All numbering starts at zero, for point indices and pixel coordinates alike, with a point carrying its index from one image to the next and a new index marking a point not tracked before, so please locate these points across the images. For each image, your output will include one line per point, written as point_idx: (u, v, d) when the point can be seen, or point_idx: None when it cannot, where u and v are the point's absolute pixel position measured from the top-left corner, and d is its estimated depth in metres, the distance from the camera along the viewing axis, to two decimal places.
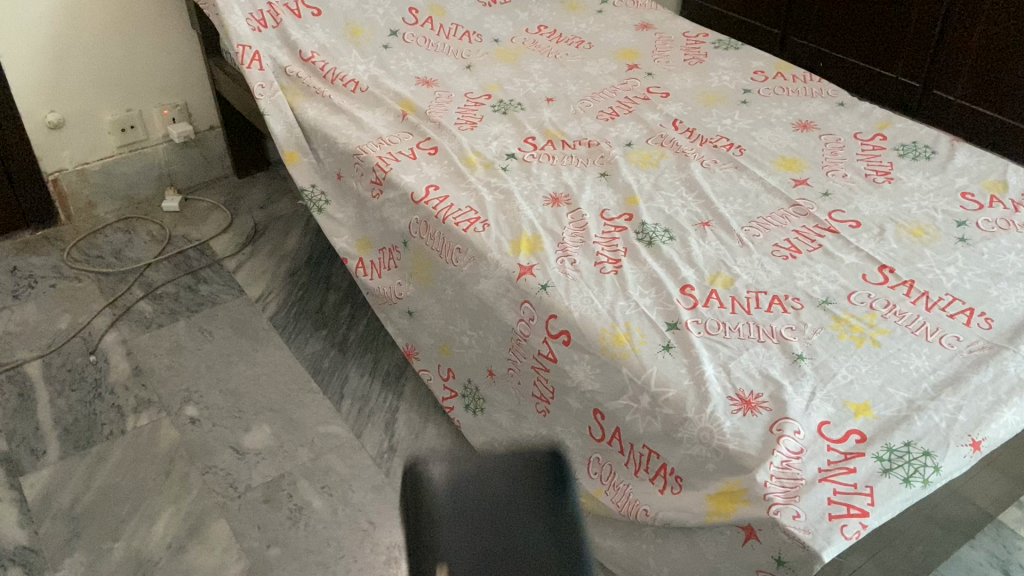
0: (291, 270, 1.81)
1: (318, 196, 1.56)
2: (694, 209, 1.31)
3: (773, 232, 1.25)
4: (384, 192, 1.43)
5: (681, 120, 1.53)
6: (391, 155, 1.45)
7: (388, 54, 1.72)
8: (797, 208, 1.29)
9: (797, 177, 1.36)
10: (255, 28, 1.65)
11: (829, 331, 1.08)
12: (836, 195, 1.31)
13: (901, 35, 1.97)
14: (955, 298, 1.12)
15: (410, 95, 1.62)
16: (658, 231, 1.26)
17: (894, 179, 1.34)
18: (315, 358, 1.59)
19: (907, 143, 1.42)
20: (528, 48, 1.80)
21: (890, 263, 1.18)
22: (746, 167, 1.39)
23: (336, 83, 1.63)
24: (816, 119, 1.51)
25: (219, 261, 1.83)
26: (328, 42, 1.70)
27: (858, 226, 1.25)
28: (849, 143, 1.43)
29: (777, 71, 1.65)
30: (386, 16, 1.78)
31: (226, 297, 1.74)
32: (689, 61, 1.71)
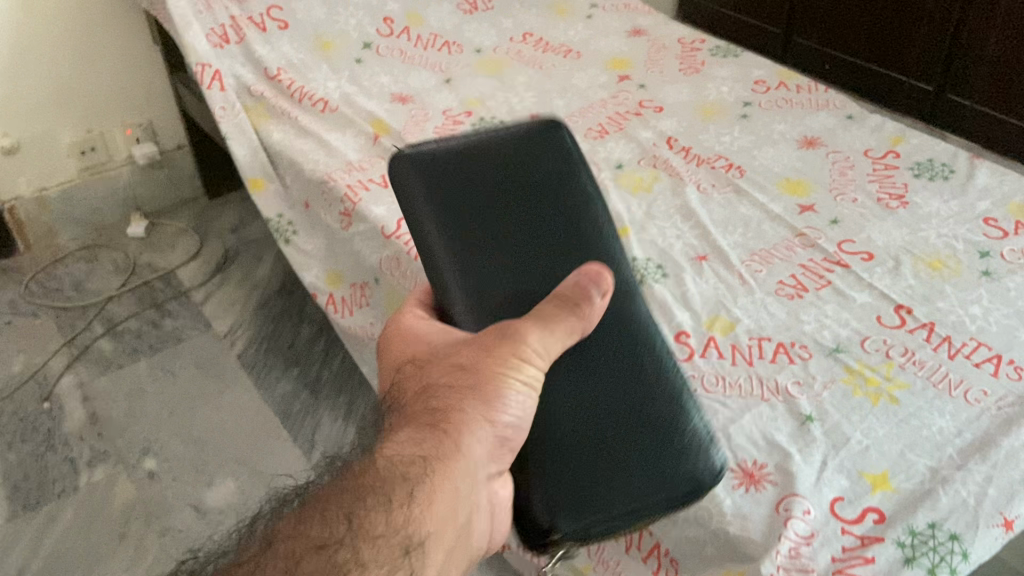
0: (262, 301, 1.70)
1: (285, 226, 1.44)
2: (691, 241, 1.19)
3: (777, 267, 1.13)
4: (354, 224, 1.32)
5: (676, 137, 1.41)
6: (361, 185, 1.34)
7: (361, 68, 1.61)
8: (804, 238, 1.18)
9: (803, 203, 1.24)
10: (217, 45, 1.54)
11: (841, 386, 0.96)
12: (847, 222, 1.19)
13: (912, 36, 1.85)
14: (980, 344, 1.00)
15: (383, 114, 1.50)
16: (650, 268, 1.14)
17: (910, 204, 1.22)
18: (285, 401, 1.48)
19: (922, 162, 1.30)
20: (512, 57, 1.68)
21: (907, 302, 1.06)
22: (746, 192, 1.27)
23: (304, 102, 1.51)
24: (823, 134, 1.38)
25: (186, 292, 1.73)
26: (296, 57, 1.59)
27: (871, 258, 1.13)
28: (859, 162, 1.31)
29: (779, 81, 1.53)
30: (359, 27, 1.67)
31: (192, 332, 1.64)
32: (685, 70, 1.59)
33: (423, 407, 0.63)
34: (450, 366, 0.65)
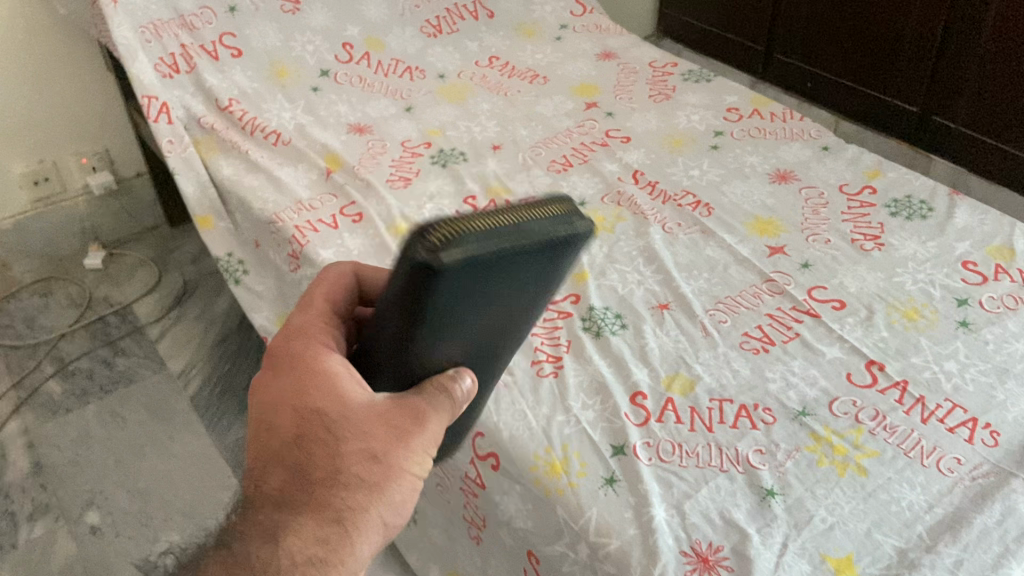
0: (219, 338, 1.64)
1: (235, 266, 1.37)
2: (653, 287, 1.13)
3: (743, 316, 1.07)
4: (302, 267, 1.26)
5: (642, 171, 1.35)
6: (310, 225, 1.28)
7: (317, 97, 1.55)
8: (772, 284, 1.11)
9: (773, 244, 1.18)
10: (166, 75, 1.48)
11: (806, 455, 0.89)
12: (818, 266, 1.13)
13: (895, 56, 1.79)
14: (956, 405, 0.93)
15: (339, 146, 1.45)
16: (609, 318, 1.08)
17: (885, 245, 1.15)
18: (239, 447, 1.42)
19: (900, 198, 1.23)
20: (476, 83, 1.61)
21: (880, 358, 0.99)
22: (713, 232, 1.20)
23: (256, 135, 1.46)
24: (796, 168, 1.32)
25: (141, 328, 1.67)
26: (250, 87, 1.53)
27: (842, 306, 1.07)
28: (833, 199, 1.25)
29: (752, 108, 1.47)
30: (316, 53, 1.61)
31: (145, 372, 1.58)
32: (655, 97, 1.53)
33: (324, 493, 0.55)
34: (360, 452, 0.55)
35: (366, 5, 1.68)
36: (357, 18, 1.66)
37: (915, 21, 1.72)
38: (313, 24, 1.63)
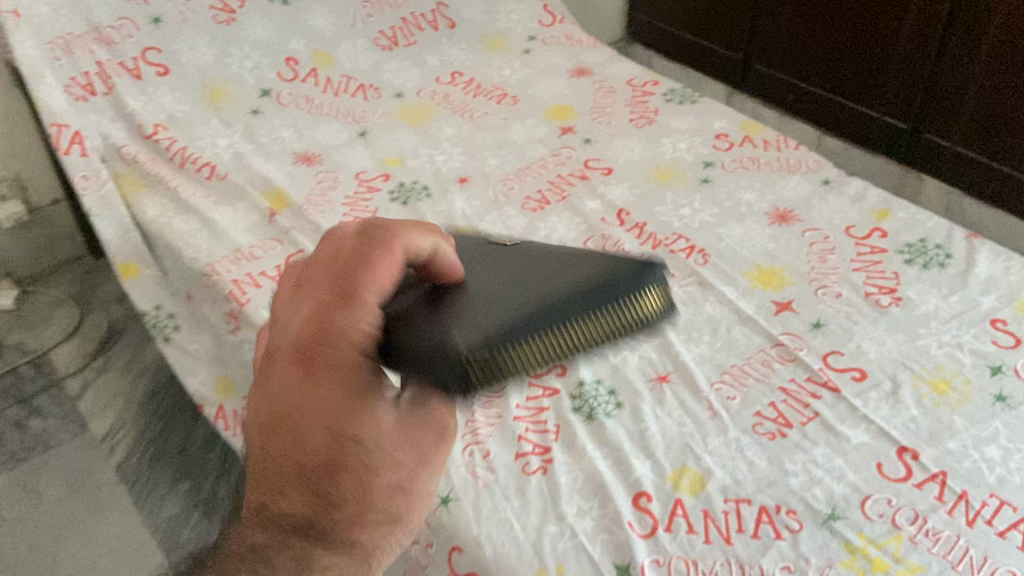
0: (149, 393, 1.47)
1: (164, 321, 1.20)
2: (649, 354, 0.99)
3: (753, 391, 0.93)
4: (241, 329, 1.09)
5: (627, 210, 1.22)
6: (250, 279, 1.11)
7: (258, 122, 1.38)
8: (783, 349, 0.98)
9: (780, 298, 1.05)
10: (80, 98, 1.29)
11: (841, 572, 0.76)
12: (831, 326, 1.00)
13: (886, 70, 1.69)
14: (1003, 502, 0.81)
15: (284, 181, 1.28)
16: (600, 395, 0.94)
17: (903, 300, 1.03)
18: (172, 526, 1.24)
19: (913, 242, 1.11)
20: (437, 103, 1.46)
21: (913, 444, 0.87)
22: (712, 284, 1.07)
23: (187, 168, 1.28)
24: (796, 206, 1.20)
25: (59, 382, 1.49)
26: (178, 110, 1.34)
27: (862, 377, 0.94)
28: (841, 243, 1.12)
29: (744, 135, 1.34)
30: (256, 70, 1.43)
31: (63, 437, 1.40)
32: (636, 120, 1.39)
33: (331, 506, 0.49)
34: (388, 486, 0.50)
35: (312, 14, 1.51)
36: (301, 29, 1.49)
37: (909, 33, 1.61)
38: (251, 37, 1.45)
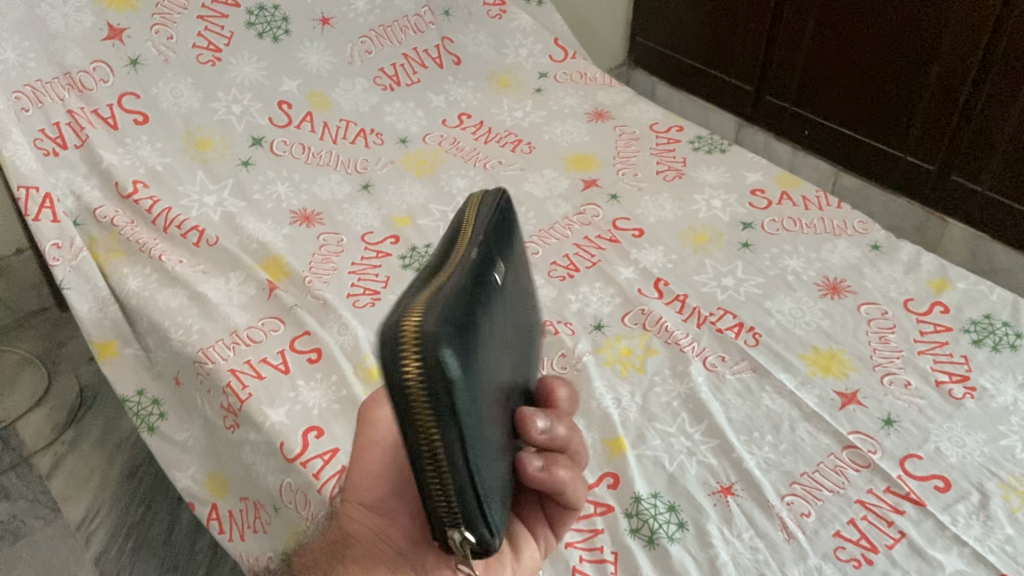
0: (128, 470, 1.33)
1: (147, 409, 1.06)
2: (708, 460, 0.88)
3: (828, 506, 0.83)
4: (241, 426, 0.96)
5: (664, 278, 1.12)
6: (251, 368, 0.99)
7: (249, 175, 1.25)
8: (855, 453, 0.88)
9: (844, 389, 0.95)
10: (49, 153, 1.15)
11: None
12: (904, 423, 0.91)
13: (912, 109, 1.61)
14: None
15: (282, 246, 1.16)
16: (660, 514, 0.83)
17: (978, 389, 0.94)
18: None
19: (978, 319, 1.03)
20: (446, 150, 1.37)
21: (1015, 572, 0.77)
22: (768, 371, 0.97)
23: (172, 232, 1.15)
24: (846, 276, 1.11)
25: (28, 458, 1.34)
26: (161, 163, 1.21)
27: (947, 487, 0.84)
28: (901, 321, 1.03)
29: (780, 191, 1.27)
30: (245, 116, 1.31)
31: (34, 523, 1.25)
32: (664, 173, 1.32)
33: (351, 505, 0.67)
34: None
35: (306, 52, 1.39)
36: (295, 68, 1.37)
37: (938, 71, 1.53)
38: (240, 78, 1.32)
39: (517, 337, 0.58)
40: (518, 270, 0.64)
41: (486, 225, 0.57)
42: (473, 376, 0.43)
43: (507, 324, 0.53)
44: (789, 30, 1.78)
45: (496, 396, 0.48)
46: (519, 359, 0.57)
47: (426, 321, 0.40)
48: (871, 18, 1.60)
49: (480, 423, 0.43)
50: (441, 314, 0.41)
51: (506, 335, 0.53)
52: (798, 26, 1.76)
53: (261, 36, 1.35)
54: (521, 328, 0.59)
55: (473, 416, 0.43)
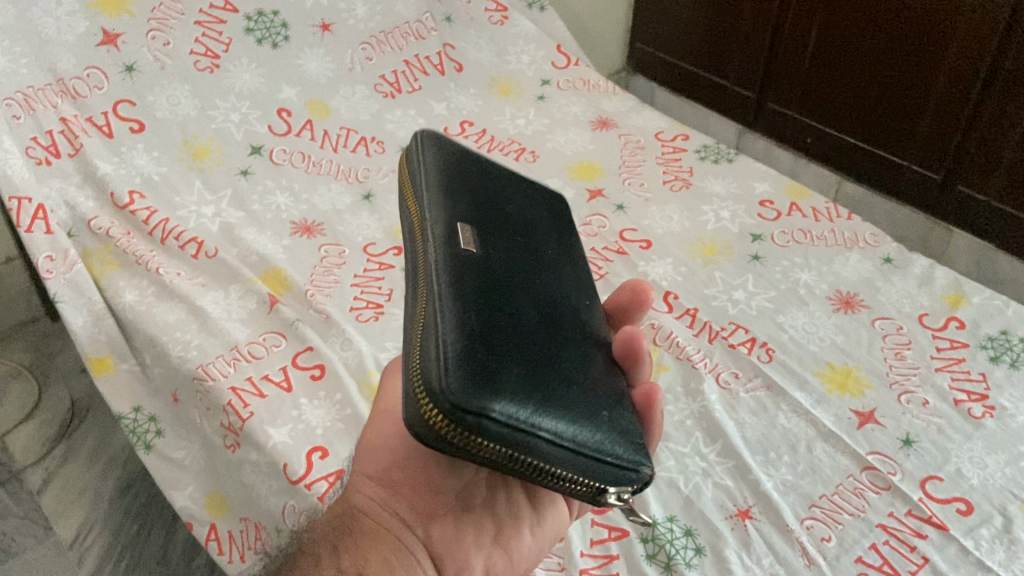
0: (122, 487, 1.30)
1: (144, 426, 1.03)
2: (724, 482, 0.86)
3: (849, 531, 0.81)
4: (241, 446, 0.93)
5: (674, 292, 1.10)
6: (251, 386, 0.96)
7: (248, 185, 1.23)
8: (875, 474, 0.86)
9: (861, 408, 0.93)
10: (42, 162, 1.11)
11: None
12: (923, 443, 0.89)
13: (916, 117, 1.59)
14: None
15: (282, 257, 1.14)
16: (677, 538, 0.81)
17: (996, 408, 0.92)
18: None
19: (995, 335, 1.01)
20: None
21: None
22: (782, 389, 0.95)
23: (169, 243, 1.12)
24: (859, 290, 1.09)
25: (18, 474, 1.31)
26: (157, 172, 1.18)
27: (969, 510, 0.82)
28: (916, 337, 1.01)
29: (790, 202, 1.25)
30: (244, 124, 1.28)
31: (25, 542, 1.22)
32: (671, 183, 1.30)
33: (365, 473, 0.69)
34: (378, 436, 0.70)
35: (305, 58, 1.36)
36: (293, 74, 1.35)
37: (944, 79, 1.52)
38: (238, 85, 1.30)
39: (535, 272, 0.64)
40: (505, 210, 0.69)
41: (437, 213, 0.63)
42: (507, 380, 0.49)
43: (509, 279, 0.59)
44: (792, 37, 1.77)
45: (544, 355, 0.55)
46: (551, 294, 0.63)
47: (429, 386, 0.47)
48: (875, 25, 1.59)
49: (544, 410, 0.49)
50: (441, 368, 0.48)
51: (515, 289, 0.59)
52: (801, 33, 1.74)
53: (259, 42, 1.32)
54: (535, 265, 0.65)
55: (535, 401, 0.50)
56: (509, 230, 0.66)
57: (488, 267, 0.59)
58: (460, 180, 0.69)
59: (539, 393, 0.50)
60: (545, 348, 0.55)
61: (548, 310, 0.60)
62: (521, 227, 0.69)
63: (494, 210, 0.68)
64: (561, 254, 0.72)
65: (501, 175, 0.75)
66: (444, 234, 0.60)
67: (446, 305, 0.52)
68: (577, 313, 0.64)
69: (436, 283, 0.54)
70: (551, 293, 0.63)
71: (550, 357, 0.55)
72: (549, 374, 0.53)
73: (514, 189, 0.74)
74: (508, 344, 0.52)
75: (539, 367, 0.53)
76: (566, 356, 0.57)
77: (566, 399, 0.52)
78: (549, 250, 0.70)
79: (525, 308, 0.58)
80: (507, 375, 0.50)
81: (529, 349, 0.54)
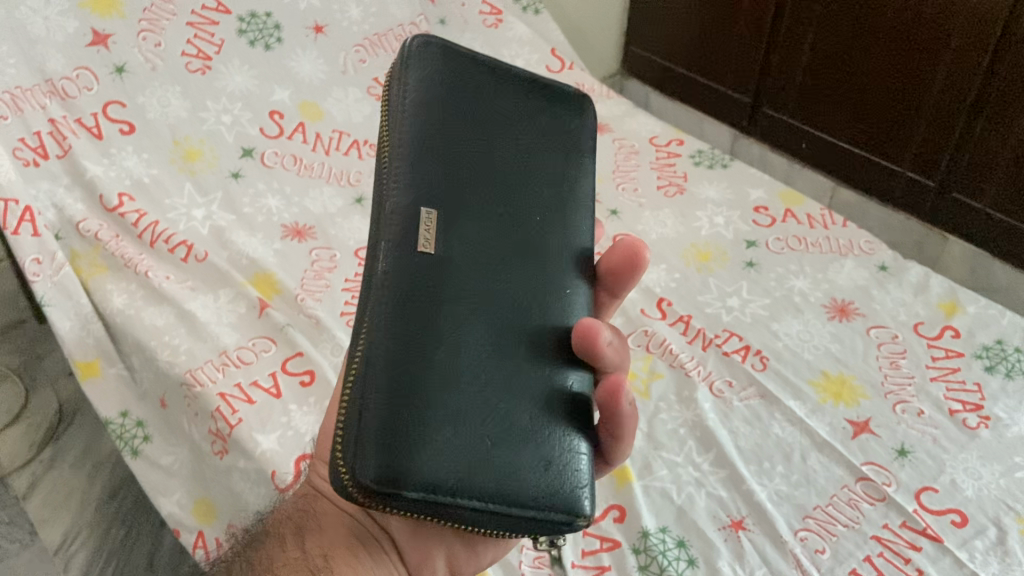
0: (109, 491, 1.28)
1: (131, 432, 1.01)
2: (718, 492, 0.85)
3: (843, 543, 0.80)
4: (230, 453, 0.92)
5: (668, 298, 1.09)
6: (240, 392, 0.95)
7: (239, 187, 1.22)
8: (869, 485, 0.85)
9: (855, 417, 0.92)
10: (29, 163, 1.10)
11: None
12: (918, 453, 0.88)
13: (911, 124, 1.59)
14: None
15: (273, 261, 1.13)
16: (670, 549, 0.80)
17: (992, 418, 0.92)
18: None
19: (990, 345, 1.00)
20: None
21: None
22: (777, 398, 0.94)
23: (159, 246, 1.11)
24: (854, 297, 1.08)
25: (2, 478, 1.29)
26: (147, 175, 1.17)
27: (964, 522, 0.82)
28: (911, 346, 1.00)
29: (785, 208, 1.24)
30: (235, 126, 1.27)
31: (10, 547, 1.21)
32: (665, 188, 1.29)
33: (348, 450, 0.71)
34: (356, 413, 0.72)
35: (298, 60, 1.35)
36: (286, 76, 1.33)
37: (940, 86, 1.51)
38: (230, 87, 1.28)
39: (504, 257, 0.59)
40: (489, 157, 0.62)
41: (405, 173, 0.57)
42: (432, 457, 0.48)
43: (463, 289, 0.55)
44: (788, 42, 1.76)
45: (484, 399, 0.53)
46: (513, 284, 0.59)
47: (347, 460, 0.47)
48: (871, 31, 1.58)
49: (467, 482, 0.49)
50: (360, 451, 0.47)
51: (466, 302, 0.55)
52: (796, 38, 1.74)
53: (252, 43, 1.31)
54: (503, 246, 0.60)
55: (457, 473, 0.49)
56: (483, 196, 0.60)
57: (443, 278, 0.54)
58: (444, 109, 0.61)
59: (466, 457, 0.50)
60: (488, 388, 0.53)
61: (505, 317, 0.57)
62: (501, 180, 0.62)
63: (470, 160, 0.61)
64: (546, 204, 0.65)
65: (495, 97, 0.66)
66: (396, 228, 0.54)
67: (381, 350, 0.50)
68: (547, 298, 0.60)
69: (377, 313, 0.51)
70: (512, 283, 0.59)
71: (489, 399, 0.53)
72: (483, 427, 0.52)
73: (513, 117, 0.66)
74: (440, 401, 0.50)
75: (473, 420, 0.51)
76: (512, 387, 0.54)
77: (498, 459, 0.51)
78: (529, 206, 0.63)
79: (473, 326, 0.54)
80: (431, 447, 0.49)
81: (468, 393, 0.52)
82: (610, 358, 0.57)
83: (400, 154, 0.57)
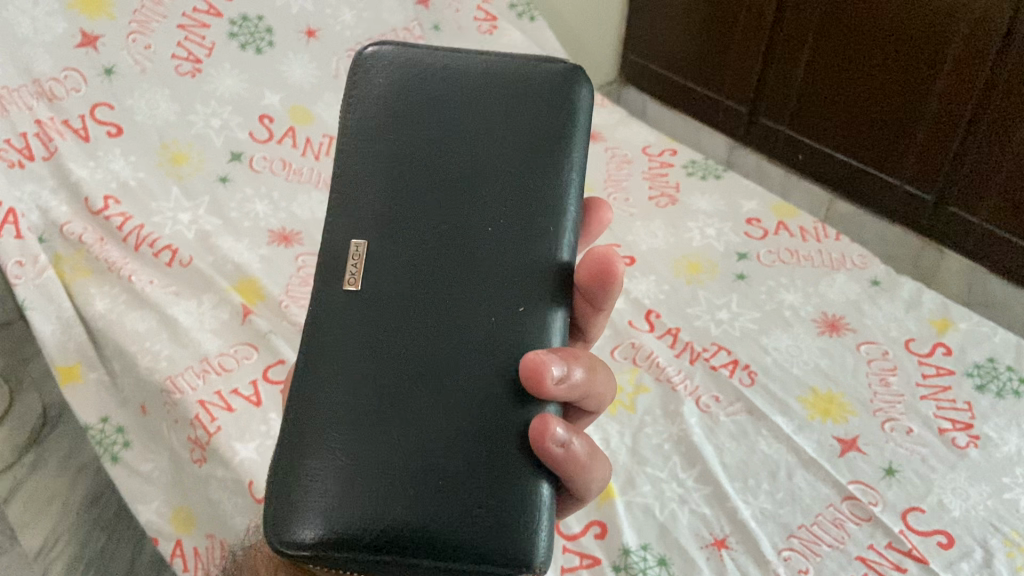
0: (90, 496, 1.28)
1: (111, 438, 1.00)
2: (701, 509, 0.84)
3: (827, 563, 0.79)
4: (208, 461, 0.91)
5: (656, 310, 1.08)
6: (219, 400, 0.94)
7: (227, 192, 1.22)
8: (855, 504, 0.84)
9: (843, 435, 0.91)
10: (14, 164, 1.09)
11: None
12: (906, 472, 0.87)
13: (909, 136, 1.58)
14: None
15: (258, 267, 1.13)
16: (650, 568, 0.78)
17: (981, 438, 0.90)
18: None
19: (981, 362, 0.99)
20: None
21: None
22: (764, 413, 0.93)
23: (143, 251, 1.09)
24: (845, 312, 1.07)
25: None
26: (134, 178, 1.16)
27: (951, 543, 0.80)
28: (902, 362, 0.99)
29: (777, 220, 1.23)
30: (224, 130, 1.27)
31: None
32: (656, 199, 1.28)
33: None
34: None
35: (289, 64, 1.34)
36: (276, 80, 1.33)
37: (939, 99, 1.50)
38: (220, 91, 1.28)
39: (446, 288, 0.58)
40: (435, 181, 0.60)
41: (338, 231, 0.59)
42: (339, 515, 0.52)
43: (389, 336, 0.57)
44: (786, 52, 1.75)
45: (411, 444, 0.54)
46: (457, 310, 0.57)
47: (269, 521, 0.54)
48: (868, 42, 1.57)
49: (375, 539, 0.51)
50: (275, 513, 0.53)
51: (395, 346, 0.57)
52: (794, 48, 1.73)
53: (243, 47, 1.31)
54: (446, 268, 0.58)
55: (378, 523, 0.52)
56: (425, 216, 0.59)
57: (369, 327, 0.57)
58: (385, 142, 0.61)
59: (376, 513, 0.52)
60: (410, 438, 0.54)
61: (440, 357, 0.56)
62: (448, 190, 0.60)
63: (412, 194, 0.59)
64: (506, 204, 0.59)
65: (449, 101, 0.62)
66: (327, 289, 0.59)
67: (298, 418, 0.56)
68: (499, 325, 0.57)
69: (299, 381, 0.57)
70: (454, 307, 0.57)
71: (412, 448, 0.54)
72: (406, 477, 0.53)
73: (471, 120, 0.61)
74: (353, 457, 0.54)
75: (395, 467, 0.53)
76: (441, 433, 0.54)
77: (422, 509, 0.52)
78: (483, 212, 0.59)
79: (401, 369, 0.56)
80: (339, 504, 0.53)
81: (384, 447, 0.54)
82: (560, 396, 0.54)
83: (339, 196, 0.60)
